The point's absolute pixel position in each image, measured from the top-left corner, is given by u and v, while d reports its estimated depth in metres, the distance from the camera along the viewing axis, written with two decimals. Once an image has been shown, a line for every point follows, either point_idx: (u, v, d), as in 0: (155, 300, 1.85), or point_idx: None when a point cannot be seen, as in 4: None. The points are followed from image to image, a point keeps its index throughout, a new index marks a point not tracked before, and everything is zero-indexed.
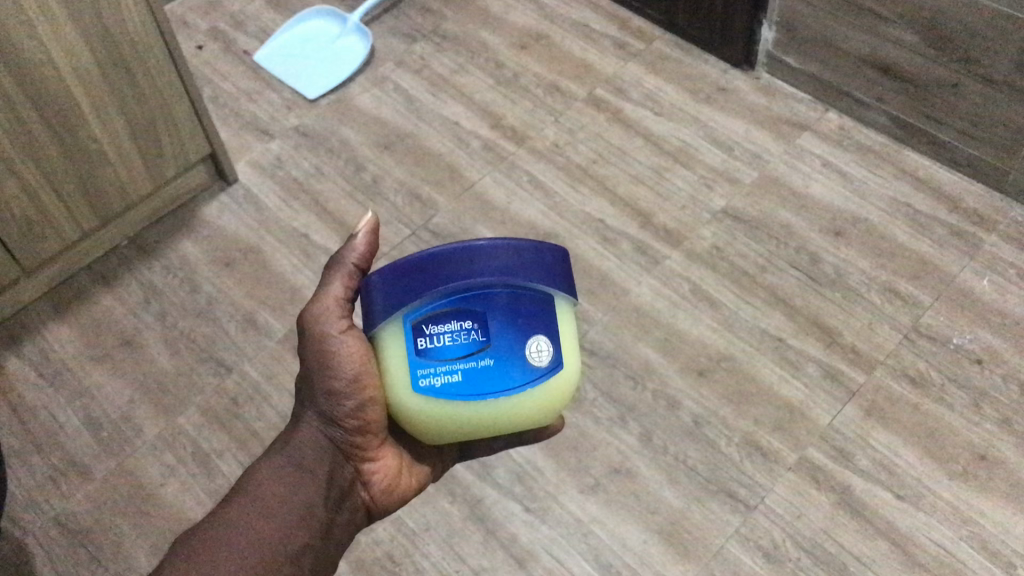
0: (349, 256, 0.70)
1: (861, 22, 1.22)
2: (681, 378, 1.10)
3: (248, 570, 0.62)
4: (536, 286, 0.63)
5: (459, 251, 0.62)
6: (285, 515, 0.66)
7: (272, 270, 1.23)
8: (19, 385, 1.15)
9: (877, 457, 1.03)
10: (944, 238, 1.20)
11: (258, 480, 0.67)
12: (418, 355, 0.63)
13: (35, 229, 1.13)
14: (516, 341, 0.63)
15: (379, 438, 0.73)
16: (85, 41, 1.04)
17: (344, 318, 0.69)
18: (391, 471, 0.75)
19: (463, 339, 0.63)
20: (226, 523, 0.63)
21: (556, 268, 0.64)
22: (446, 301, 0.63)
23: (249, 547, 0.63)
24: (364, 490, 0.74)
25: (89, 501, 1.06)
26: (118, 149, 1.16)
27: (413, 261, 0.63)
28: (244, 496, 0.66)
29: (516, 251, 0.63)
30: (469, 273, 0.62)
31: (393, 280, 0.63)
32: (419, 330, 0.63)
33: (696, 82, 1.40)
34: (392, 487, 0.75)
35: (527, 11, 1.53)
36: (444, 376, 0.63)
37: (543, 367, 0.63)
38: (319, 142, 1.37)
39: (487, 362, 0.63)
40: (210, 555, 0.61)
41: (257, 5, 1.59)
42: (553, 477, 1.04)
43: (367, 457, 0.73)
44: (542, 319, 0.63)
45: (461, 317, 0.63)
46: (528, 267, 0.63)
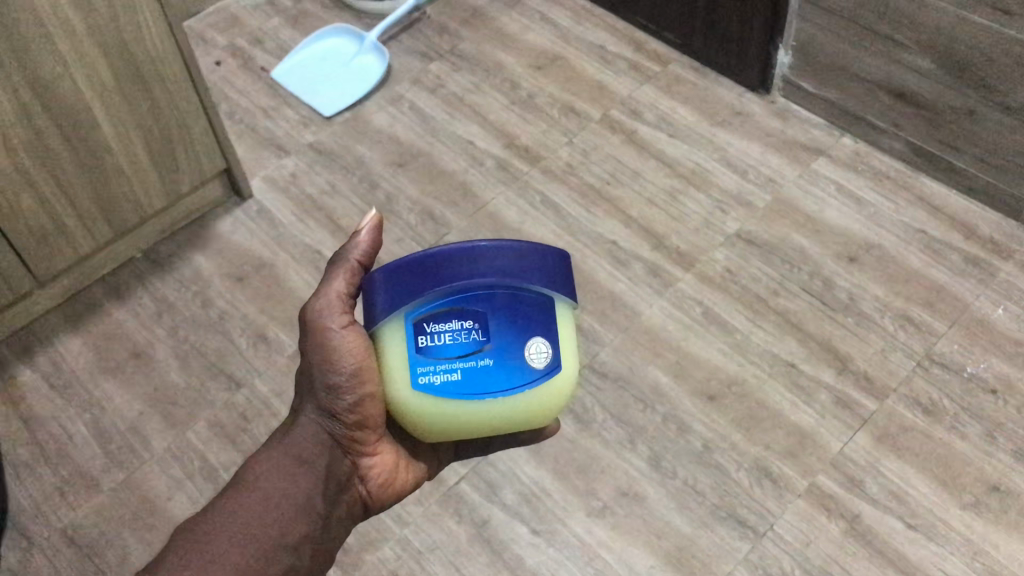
0: (352, 253, 0.71)
1: (878, 48, 1.21)
2: (690, 401, 1.10)
3: (247, 562, 0.63)
4: (537, 288, 0.63)
5: (461, 250, 0.63)
6: (284, 508, 0.66)
7: (284, 286, 1.24)
8: (29, 396, 1.15)
9: (889, 485, 1.02)
10: (959, 265, 1.19)
11: (257, 472, 0.67)
12: (418, 353, 0.63)
13: (51, 240, 1.14)
14: (515, 342, 0.63)
15: (378, 433, 0.71)
16: (104, 56, 1.05)
17: (346, 313, 0.69)
18: (389, 465, 0.74)
19: (462, 339, 0.63)
20: (228, 513, 0.64)
21: (557, 270, 0.64)
22: (447, 300, 0.63)
23: (250, 539, 0.64)
24: (360, 484, 0.73)
25: (96, 513, 1.06)
26: (134, 163, 1.16)
27: (414, 259, 0.63)
28: (245, 486, 0.66)
29: (518, 252, 0.63)
30: (470, 273, 0.62)
31: (394, 279, 0.63)
32: (420, 328, 0.63)
33: (711, 105, 1.40)
34: (389, 482, 0.74)
35: (544, 32, 1.53)
36: (443, 374, 0.63)
37: (541, 368, 0.63)
38: (334, 159, 1.38)
39: (487, 362, 0.63)
40: (209, 549, 0.62)
41: (276, 22, 1.60)
42: (560, 499, 1.04)
43: (364, 452, 0.72)
44: (541, 321, 0.63)
45: (462, 316, 0.63)
46: (528, 269, 0.63)
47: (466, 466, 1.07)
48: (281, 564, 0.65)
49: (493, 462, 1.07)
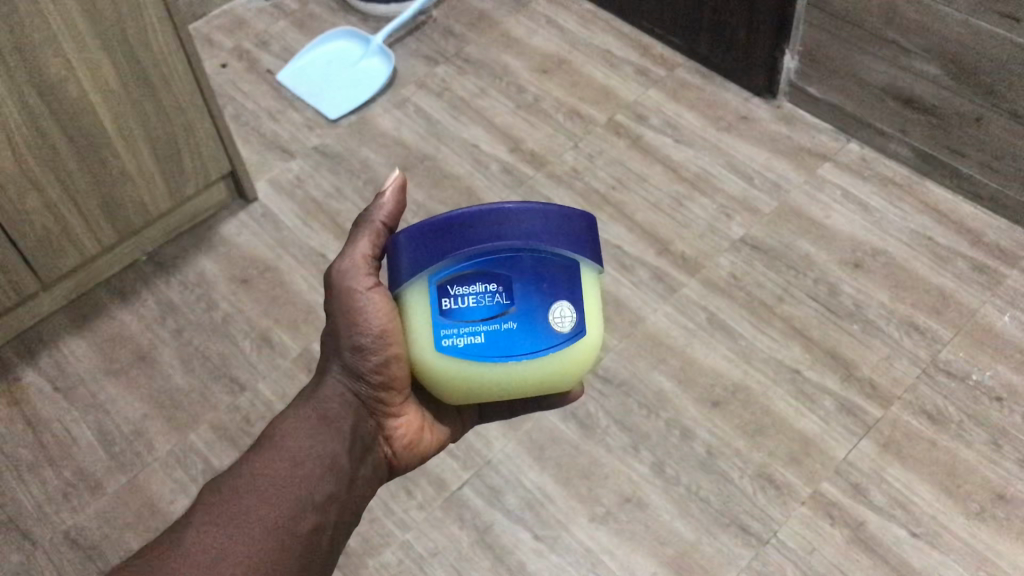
0: (377, 215, 0.71)
1: (885, 53, 1.21)
2: (695, 407, 1.09)
3: (275, 515, 0.61)
4: (562, 252, 0.63)
5: (488, 213, 0.62)
6: (310, 465, 0.65)
7: (289, 289, 1.24)
8: (33, 398, 1.16)
9: (894, 493, 1.02)
10: (965, 272, 1.18)
11: (283, 431, 0.66)
12: (441, 315, 0.63)
13: (56, 242, 1.14)
14: (540, 306, 0.63)
15: (403, 394, 0.72)
16: (110, 59, 1.05)
17: (371, 275, 0.69)
18: (414, 426, 0.74)
19: (487, 302, 0.62)
20: (255, 468, 0.63)
21: (582, 234, 0.64)
22: (472, 263, 0.62)
23: (278, 492, 0.62)
24: (385, 445, 0.73)
25: (99, 515, 1.06)
26: (139, 165, 1.17)
27: (439, 221, 0.63)
28: (272, 443, 0.65)
29: (544, 216, 0.63)
30: (496, 236, 0.62)
31: (419, 240, 0.63)
32: (444, 290, 0.63)
33: (716, 110, 1.40)
34: (414, 443, 0.75)
35: (550, 36, 1.53)
36: (468, 336, 0.62)
37: (565, 332, 0.63)
38: (339, 162, 1.38)
39: (511, 326, 0.63)
40: (235, 503, 0.61)
41: (282, 25, 1.60)
42: (563, 505, 1.03)
43: (390, 412, 0.73)
44: (566, 286, 0.63)
45: (486, 279, 0.63)
46: (554, 233, 0.63)
47: (470, 471, 1.06)
48: (308, 522, 0.63)
49: (497, 467, 1.06)
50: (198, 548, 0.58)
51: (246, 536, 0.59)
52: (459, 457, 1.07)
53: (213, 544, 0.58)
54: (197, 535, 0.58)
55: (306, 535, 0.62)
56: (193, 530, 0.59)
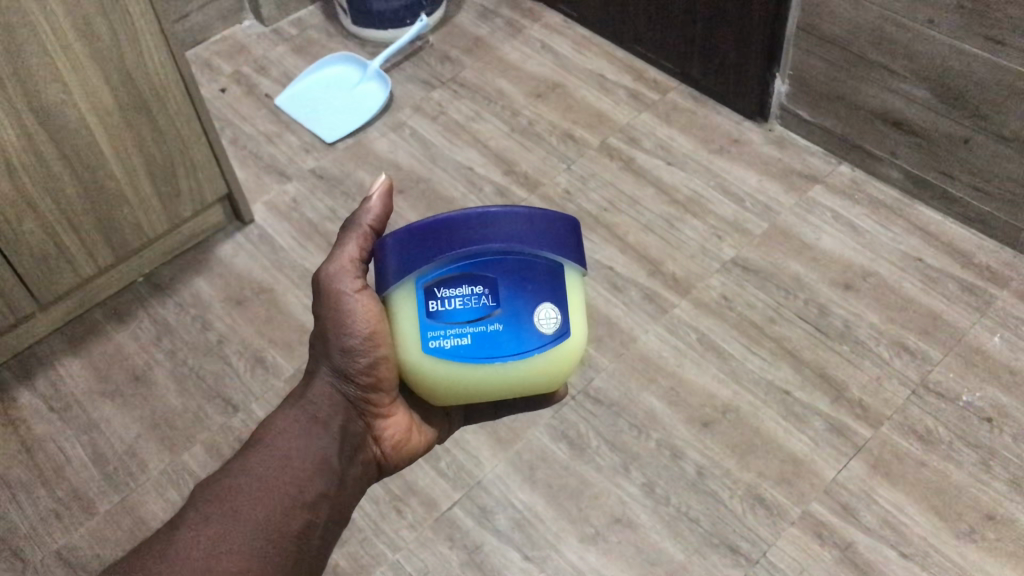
0: (364, 219, 0.71)
1: (874, 77, 1.22)
2: (685, 427, 1.10)
3: (266, 514, 0.63)
4: (546, 254, 0.63)
5: (472, 216, 0.63)
6: (300, 464, 0.66)
7: (283, 310, 1.25)
8: (28, 418, 1.16)
9: (883, 513, 1.02)
10: (956, 293, 1.19)
11: (273, 432, 0.68)
12: (429, 318, 0.63)
13: (53, 264, 1.16)
14: (526, 307, 0.63)
15: (391, 395, 0.73)
16: (106, 83, 1.07)
17: (359, 278, 0.70)
18: (402, 427, 0.75)
19: (473, 304, 0.63)
20: (245, 469, 0.64)
21: (566, 237, 0.65)
22: (458, 265, 0.63)
23: (268, 492, 0.64)
24: (375, 445, 0.74)
25: (91, 534, 1.06)
26: (136, 188, 1.18)
27: (426, 225, 0.63)
28: (262, 444, 0.66)
29: (528, 219, 0.63)
30: (481, 239, 0.62)
31: (406, 244, 0.64)
32: (430, 293, 0.64)
33: (708, 133, 1.41)
34: (402, 443, 0.75)
35: (544, 61, 1.55)
36: (454, 338, 0.63)
37: (550, 333, 0.64)
38: (335, 185, 1.39)
39: (496, 327, 0.63)
40: (228, 503, 0.62)
41: (281, 50, 1.62)
42: (553, 525, 1.04)
43: (378, 413, 0.73)
44: (550, 287, 0.64)
45: (472, 281, 0.63)
46: (539, 236, 0.63)
47: (460, 491, 1.07)
48: (300, 519, 0.64)
49: (487, 487, 1.07)
50: (193, 545, 0.59)
51: (240, 534, 0.61)
52: (450, 477, 1.08)
53: (206, 542, 0.60)
54: (191, 533, 0.60)
55: (297, 533, 0.64)
56: (186, 528, 0.60)
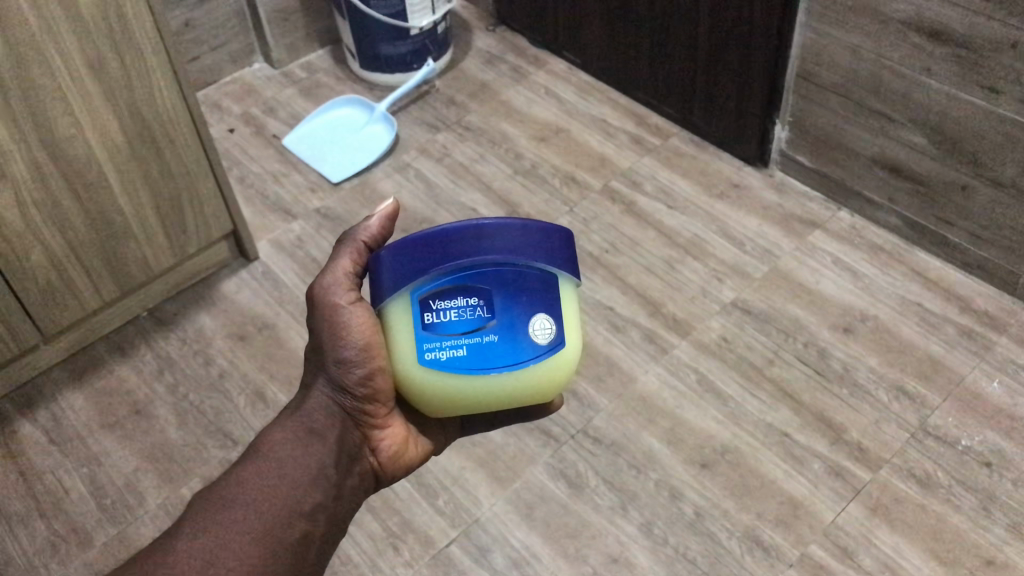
0: (360, 235, 0.72)
1: (872, 123, 1.24)
2: (683, 469, 1.10)
3: (263, 524, 0.63)
4: (541, 266, 0.64)
5: (467, 228, 0.64)
6: (298, 475, 0.67)
7: (285, 346, 1.26)
8: (28, 449, 1.17)
9: (881, 557, 1.01)
10: (954, 338, 1.19)
11: (270, 442, 0.68)
12: (424, 329, 0.64)
13: (57, 296, 1.17)
14: (520, 319, 0.64)
15: (387, 407, 0.73)
16: (117, 119, 1.09)
17: (353, 291, 0.70)
18: (399, 437, 0.75)
19: (468, 315, 0.64)
20: (243, 479, 0.65)
21: (561, 248, 0.66)
22: (453, 277, 0.64)
23: (265, 504, 0.64)
24: (371, 455, 0.74)
25: (87, 567, 1.06)
26: (142, 222, 1.20)
27: (420, 239, 0.64)
28: (258, 455, 0.67)
29: (522, 231, 0.64)
30: (476, 252, 0.63)
31: (401, 256, 0.64)
32: (426, 305, 0.64)
33: (709, 178, 1.43)
34: (399, 453, 0.75)
35: (548, 106, 1.58)
36: (449, 350, 0.64)
37: (546, 344, 0.64)
38: (339, 224, 1.41)
39: (492, 338, 0.64)
40: (226, 513, 0.62)
41: (290, 92, 1.65)
42: (550, 564, 1.03)
43: (375, 424, 0.73)
44: (545, 299, 0.65)
45: (467, 293, 0.64)
46: (534, 247, 0.64)
47: (457, 529, 1.06)
48: (297, 530, 0.65)
49: (485, 526, 1.06)
50: (195, 551, 0.59)
51: (239, 545, 0.61)
52: (447, 514, 1.08)
53: (209, 550, 0.60)
54: (191, 542, 0.60)
55: (294, 544, 0.64)
56: (186, 538, 0.60)
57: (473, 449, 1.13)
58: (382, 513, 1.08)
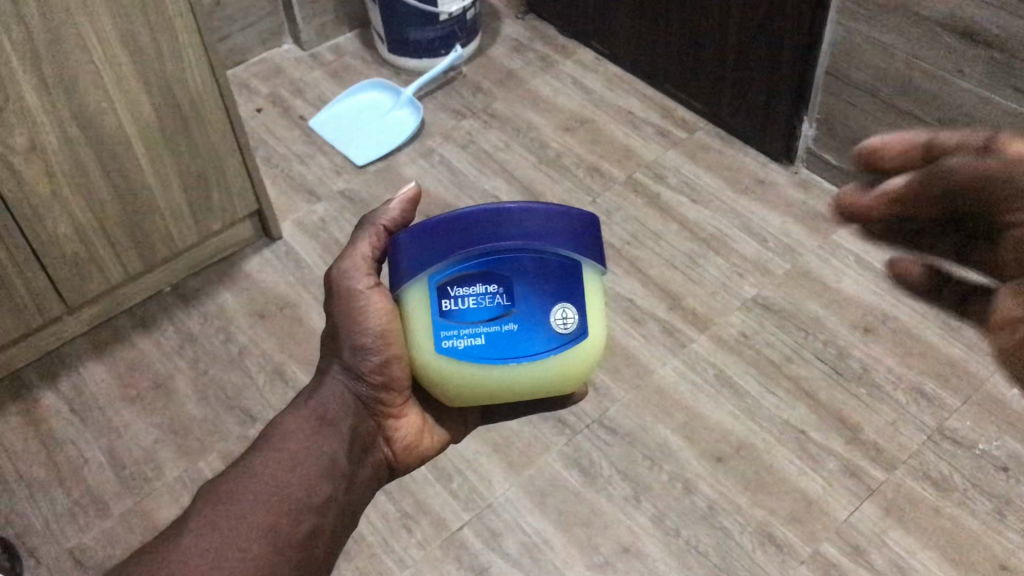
0: (380, 219, 0.72)
1: (901, 124, 1.23)
2: (697, 462, 1.10)
3: (270, 520, 0.61)
4: (562, 253, 0.64)
5: (487, 214, 0.64)
6: (309, 467, 0.65)
7: (305, 326, 1.26)
8: (49, 418, 1.18)
9: (894, 558, 1.01)
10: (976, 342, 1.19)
11: (282, 431, 0.66)
12: (441, 317, 0.64)
13: (83, 268, 1.18)
14: (540, 307, 0.64)
15: (403, 396, 0.72)
16: (147, 94, 1.10)
17: (371, 275, 0.70)
18: (414, 428, 0.74)
19: (487, 303, 0.64)
20: (250, 473, 0.63)
21: (583, 236, 0.65)
22: (473, 264, 0.64)
23: (272, 500, 0.62)
24: (385, 445, 0.74)
25: (104, 536, 1.07)
26: (169, 197, 1.21)
27: (439, 223, 0.64)
28: (269, 445, 0.65)
29: (544, 217, 0.64)
30: (496, 237, 0.63)
31: (420, 242, 0.64)
32: (444, 291, 0.64)
33: (735, 173, 1.43)
34: (414, 444, 0.75)
35: (575, 96, 1.58)
36: (467, 338, 0.64)
37: (566, 334, 0.64)
38: (363, 207, 1.42)
39: (511, 327, 0.64)
40: (232, 508, 0.61)
41: (318, 74, 1.66)
42: (562, 552, 1.03)
43: (390, 414, 0.73)
44: (567, 287, 0.64)
45: (487, 280, 0.64)
46: (555, 235, 0.64)
47: (470, 512, 1.07)
48: (306, 526, 0.63)
49: (497, 511, 1.07)
50: (199, 552, 0.58)
51: (244, 543, 0.59)
52: (461, 498, 1.08)
53: (212, 548, 0.58)
54: (195, 538, 0.59)
55: (304, 540, 0.62)
56: (190, 534, 0.59)
57: (489, 434, 1.13)
58: (396, 494, 1.09)
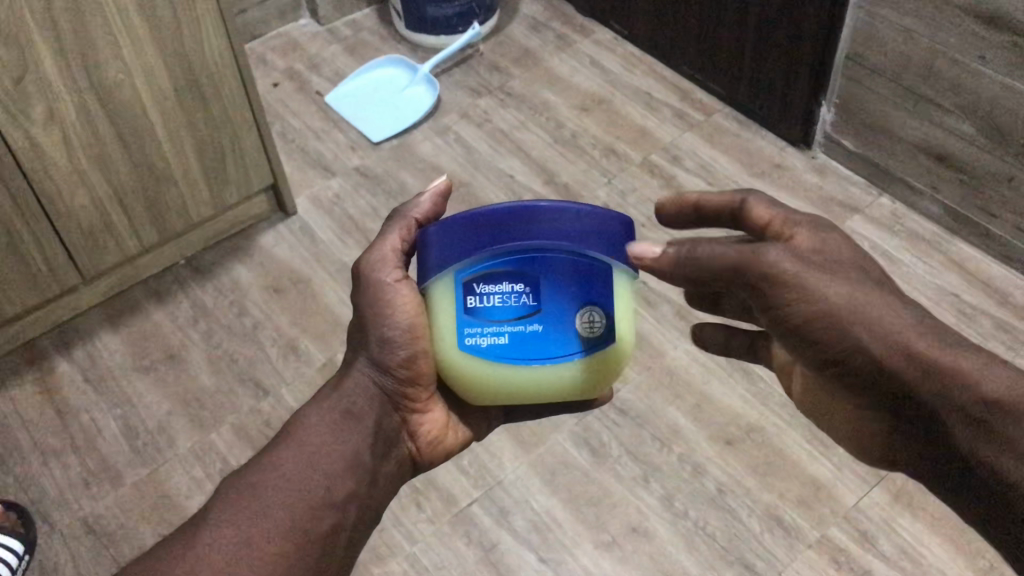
0: (412, 211, 0.69)
1: (920, 110, 1.22)
2: (707, 444, 1.10)
3: (290, 516, 0.60)
4: (595, 255, 0.61)
5: (518, 210, 0.60)
6: (331, 462, 0.62)
7: (319, 302, 1.27)
8: (64, 387, 1.19)
9: (902, 544, 1.01)
10: (990, 330, 1.18)
11: (303, 426, 0.64)
12: (465, 314, 0.61)
13: (99, 239, 1.19)
14: (568, 309, 0.61)
15: (430, 391, 0.68)
16: (165, 66, 1.10)
17: (400, 268, 0.66)
18: (440, 423, 0.71)
19: (513, 302, 0.61)
20: (273, 467, 0.61)
21: (620, 238, 0.62)
22: (501, 262, 0.61)
23: (293, 495, 0.60)
24: (410, 441, 0.70)
25: (117, 505, 1.08)
26: (185, 170, 1.21)
27: (469, 218, 0.61)
28: (291, 439, 0.63)
29: (579, 216, 0.61)
30: (526, 235, 0.60)
31: (448, 236, 0.62)
32: (469, 288, 0.61)
33: (751, 157, 1.42)
34: (438, 441, 0.71)
35: (592, 76, 1.57)
36: (491, 337, 0.61)
37: (594, 339, 0.61)
38: (378, 183, 1.42)
39: (536, 328, 0.61)
40: (253, 504, 0.59)
41: (334, 49, 1.66)
42: (570, 531, 1.04)
43: (416, 409, 0.69)
44: (598, 290, 0.61)
45: (515, 279, 0.61)
46: (589, 235, 0.61)
47: (479, 490, 1.08)
48: (327, 522, 0.61)
49: (507, 489, 1.08)
50: (215, 549, 0.57)
51: (262, 541, 0.58)
52: (471, 475, 1.09)
53: (230, 546, 0.57)
54: (215, 535, 0.58)
55: (324, 536, 0.60)
56: (210, 530, 0.58)
57: None
58: None
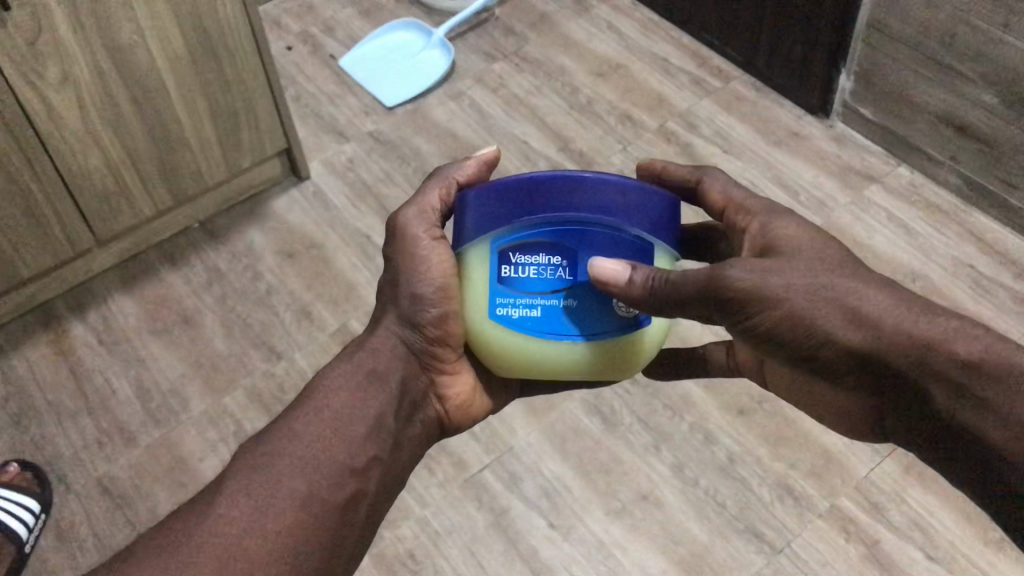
0: (454, 173, 0.69)
1: (942, 79, 1.21)
2: (719, 414, 1.10)
3: (309, 483, 0.58)
4: (635, 232, 0.60)
5: (561, 179, 0.59)
6: (353, 426, 0.62)
7: (332, 267, 1.27)
8: (79, 348, 1.20)
9: (912, 515, 1.01)
10: (1007, 302, 1.17)
11: (326, 387, 0.63)
12: (499, 283, 0.61)
13: (113, 201, 1.19)
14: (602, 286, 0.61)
15: (458, 352, 0.69)
16: (180, 29, 1.09)
17: (437, 227, 0.67)
18: (466, 387, 0.71)
19: (548, 275, 0.61)
20: (290, 434, 0.60)
21: (662, 216, 0.61)
22: (539, 232, 0.60)
23: (312, 463, 0.59)
24: (437, 403, 0.70)
25: (131, 466, 1.09)
26: (199, 133, 1.21)
27: (510, 184, 0.60)
28: (313, 403, 0.62)
29: (622, 192, 0.60)
30: (566, 206, 0.59)
31: (487, 201, 0.61)
32: (505, 257, 0.61)
33: (769, 125, 1.40)
34: (465, 404, 0.71)
35: (609, 41, 1.55)
36: (523, 309, 0.61)
37: (627, 319, 0.61)
38: (391, 149, 1.41)
39: (569, 303, 0.61)
40: (269, 472, 0.58)
41: (349, 12, 1.64)
42: (580, 497, 1.04)
43: (443, 370, 0.69)
44: None
45: (552, 251, 0.60)
46: (630, 211, 0.60)
47: (491, 456, 1.08)
48: (347, 490, 0.60)
49: (518, 455, 1.08)
50: (229, 517, 0.55)
51: (280, 508, 0.56)
52: (482, 441, 1.09)
53: (246, 515, 0.55)
54: (229, 504, 0.56)
55: (343, 504, 0.59)
56: (224, 500, 0.56)
57: None
58: None
